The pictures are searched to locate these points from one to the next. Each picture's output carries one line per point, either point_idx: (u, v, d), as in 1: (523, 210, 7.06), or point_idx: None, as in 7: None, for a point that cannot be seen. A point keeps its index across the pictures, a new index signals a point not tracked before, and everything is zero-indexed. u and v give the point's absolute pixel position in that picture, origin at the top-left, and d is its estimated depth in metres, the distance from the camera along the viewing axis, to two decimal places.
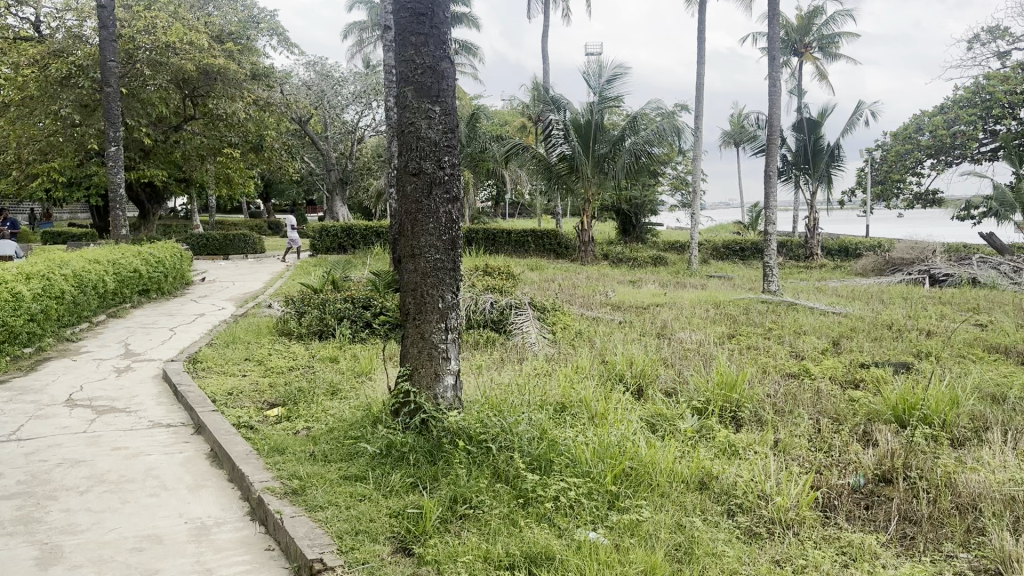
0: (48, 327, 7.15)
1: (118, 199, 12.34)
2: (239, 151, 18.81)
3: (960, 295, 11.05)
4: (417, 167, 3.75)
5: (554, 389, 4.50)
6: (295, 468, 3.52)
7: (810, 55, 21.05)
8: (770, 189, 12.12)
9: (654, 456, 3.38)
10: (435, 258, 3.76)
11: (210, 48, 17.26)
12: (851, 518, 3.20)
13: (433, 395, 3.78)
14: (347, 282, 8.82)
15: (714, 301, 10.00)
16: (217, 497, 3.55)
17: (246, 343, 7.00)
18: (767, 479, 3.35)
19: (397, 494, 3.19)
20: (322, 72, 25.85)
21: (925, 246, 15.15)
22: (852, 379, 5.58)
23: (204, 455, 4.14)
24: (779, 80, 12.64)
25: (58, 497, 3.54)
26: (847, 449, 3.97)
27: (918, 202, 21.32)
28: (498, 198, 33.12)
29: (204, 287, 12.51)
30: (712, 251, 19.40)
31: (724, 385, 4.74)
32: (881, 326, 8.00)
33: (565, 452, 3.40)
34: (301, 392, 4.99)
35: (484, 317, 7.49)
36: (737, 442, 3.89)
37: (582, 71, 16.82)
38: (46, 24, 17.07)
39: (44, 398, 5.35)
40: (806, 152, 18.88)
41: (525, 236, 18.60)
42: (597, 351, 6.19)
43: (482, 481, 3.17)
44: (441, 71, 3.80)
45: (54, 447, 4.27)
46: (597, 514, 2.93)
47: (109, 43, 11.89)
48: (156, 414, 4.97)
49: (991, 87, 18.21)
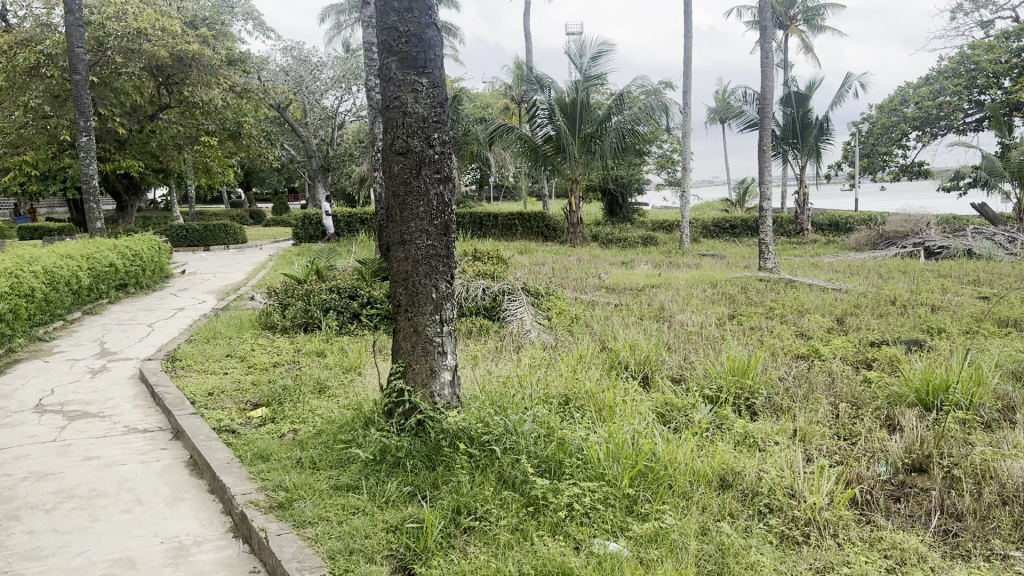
0: (18, 327, 6.78)
1: (91, 192, 11.89)
2: (217, 139, 18.31)
3: (958, 267, 10.83)
4: (404, 145, 3.44)
5: (556, 380, 4.23)
6: (281, 478, 3.22)
7: (795, 28, 20.76)
8: (764, 164, 11.84)
9: (672, 452, 3.09)
10: (425, 244, 3.45)
11: (183, 33, 16.80)
12: (891, 516, 2.96)
13: (430, 394, 3.50)
14: (331, 272, 8.50)
15: (710, 280, 9.73)
16: (197, 513, 3.25)
17: (227, 338, 6.67)
18: (796, 475, 3.09)
19: (395, 506, 2.90)
20: (299, 57, 25.24)
21: (918, 218, 14.96)
22: (864, 359, 5.34)
23: (183, 463, 3.84)
24: (770, 53, 12.37)
25: (21, 517, 3.22)
26: (872, 437, 3.73)
27: (905, 173, 21.12)
28: (483, 178, 32.74)
29: (184, 280, 12.12)
30: (701, 230, 19.16)
31: (736, 370, 4.48)
32: (885, 302, 7.74)
33: (575, 453, 3.11)
34: (287, 391, 4.69)
35: (476, 304, 7.20)
36: (755, 432, 3.62)
37: (565, 51, 16.45)
38: (12, 13, 16.49)
39: (11, 404, 5.01)
40: (794, 127, 18.60)
41: (512, 219, 18.29)
42: (598, 338, 5.92)
43: (488, 487, 2.89)
44: (427, 39, 3.48)
45: (20, 459, 3.96)
46: (615, 522, 2.66)
47: (76, 29, 11.33)
48: (132, 418, 4.67)
49: (976, 56, 17.96)
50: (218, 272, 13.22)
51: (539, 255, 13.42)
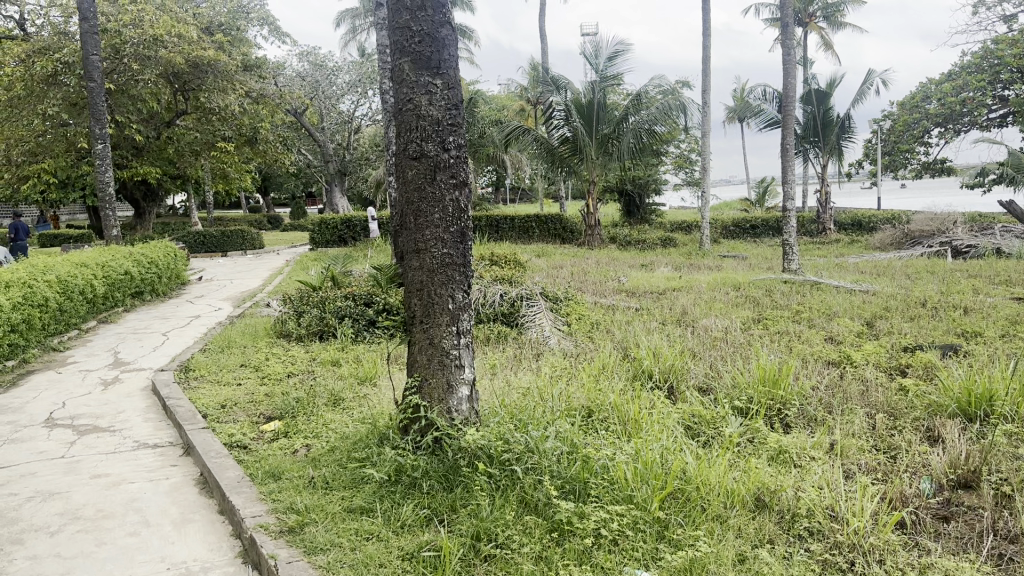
0: (32, 337, 6.69)
1: (107, 199, 11.85)
2: (232, 146, 18.29)
3: (988, 267, 10.56)
4: (418, 150, 3.29)
5: (578, 391, 4.06)
6: (293, 500, 3.07)
7: (814, 24, 20.44)
8: (787, 163, 11.58)
9: (704, 471, 2.91)
10: (442, 253, 3.30)
11: (200, 40, 16.74)
12: (942, 540, 2.77)
13: (447, 410, 3.34)
14: (347, 278, 8.38)
15: (733, 283, 9.53)
16: (205, 536, 3.11)
17: (241, 347, 6.55)
18: (836, 494, 2.91)
19: (412, 531, 2.75)
20: (315, 62, 25.29)
21: (945, 216, 14.65)
22: (898, 366, 5.14)
23: (193, 482, 3.71)
24: (791, 49, 12.12)
25: (25, 541, 3.09)
26: (913, 451, 3.54)
27: (927, 171, 20.74)
28: (499, 180, 32.64)
29: (200, 286, 12.07)
30: (722, 231, 18.90)
31: (767, 380, 4.28)
32: (914, 304, 7.52)
33: (601, 472, 2.93)
34: (300, 404, 4.56)
35: (494, 310, 7.03)
36: (790, 447, 3.43)
37: (580, 51, 16.26)
38: (30, 22, 16.50)
39: (22, 419, 4.90)
40: (815, 126, 18.31)
41: (529, 221, 18.18)
42: (620, 344, 5.74)
43: (508, 511, 2.73)
44: (441, 38, 3.32)
45: (27, 477, 3.83)
46: (647, 550, 2.49)
47: (90, 36, 11.25)
48: (143, 433, 4.54)
49: (999, 51, 17.35)
50: (235, 278, 13.17)
51: (557, 258, 13.26)
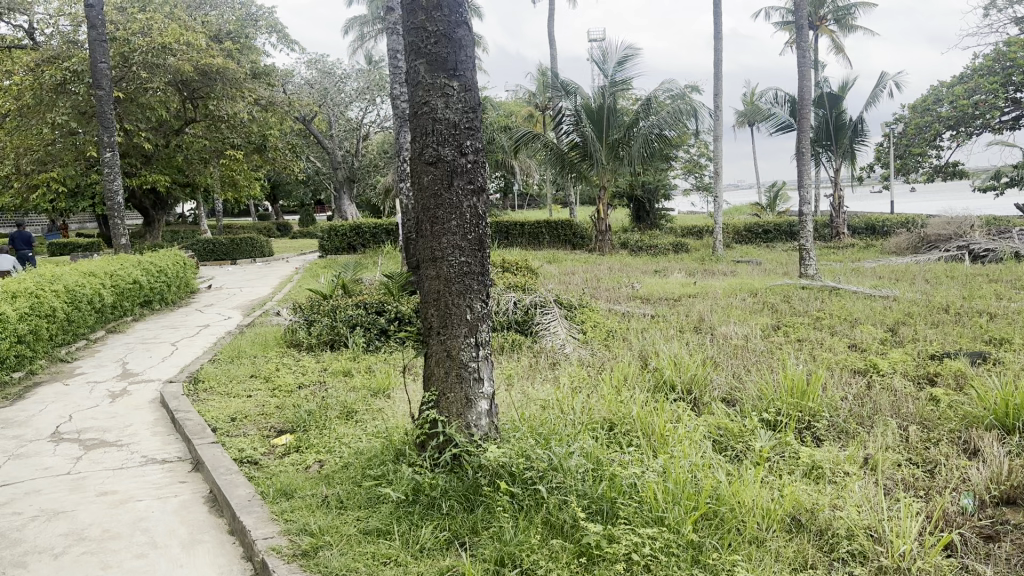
0: (39, 348, 6.60)
1: (116, 208, 11.78)
2: (242, 154, 18.19)
3: (1009, 271, 10.35)
4: (434, 154, 3.16)
5: (599, 404, 3.92)
6: (306, 520, 2.94)
7: (825, 28, 20.25)
8: (802, 167, 11.40)
9: (739, 491, 2.76)
10: (459, 261, 3.17)
11: (208, 48, 16.69)
12: (991, 563, 2.62)
13: (466, 425, 3.21)
14: (358, 285, 8.26)
15: (750, 289, 9.35)
16: (214, 558, 2.99)
17: (251, 358, 6.44)
18: (877, 514, 2.76)
19: (432, 556, 2.62)
20: (323, 70, 25.25)
21: (961, 220, 14.44)
22: (927, 374, 4.97)
23: (202, 500, 3.59)
24: (806, 52, 11.94)
25: (27, 565, 2.97)
26: (952, 465, 3.38)
27: (939, 174, 20.52)
28: (508, 187, 32.54)
29: (210, 295, 11.99)
30: (734, 235, 18.73)
31: (794, 391, 4.13)
32: (937, 310, 7.33)
33: (629, 491, 2.78)
34: (313, 416, 4.44)
35: (507, 318, 6.90)
36: (824, 463, 3.28)
37: (589, 57, 16.14)
38: (40, 31, 16.48)
39: (28, 433, 4.79)
40: (828, 128, 18.12)
41: (538, 227, 18.04)
42: (639, 353, 5.60)
43: (533, 534, 2.60)
44: (457, 39, 3.19)
45: (32, 495, 3.72)
46: None
47: (98, 44, 11.18)
48: (150, 448, 4.43)
49: (1013, 53, 17.14)
50: (245, 286, 13.08)
51: (568, 265, 13.12)
